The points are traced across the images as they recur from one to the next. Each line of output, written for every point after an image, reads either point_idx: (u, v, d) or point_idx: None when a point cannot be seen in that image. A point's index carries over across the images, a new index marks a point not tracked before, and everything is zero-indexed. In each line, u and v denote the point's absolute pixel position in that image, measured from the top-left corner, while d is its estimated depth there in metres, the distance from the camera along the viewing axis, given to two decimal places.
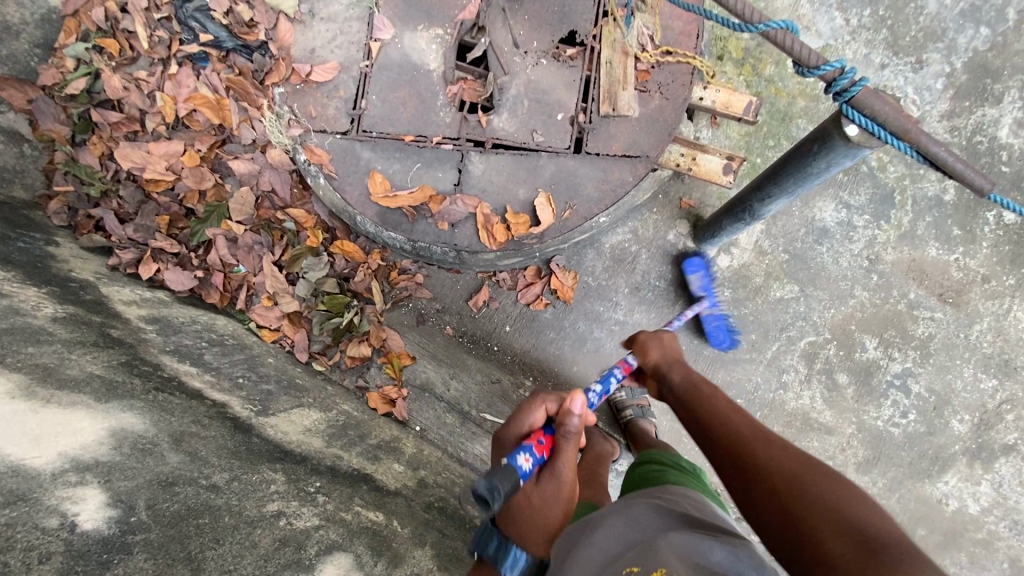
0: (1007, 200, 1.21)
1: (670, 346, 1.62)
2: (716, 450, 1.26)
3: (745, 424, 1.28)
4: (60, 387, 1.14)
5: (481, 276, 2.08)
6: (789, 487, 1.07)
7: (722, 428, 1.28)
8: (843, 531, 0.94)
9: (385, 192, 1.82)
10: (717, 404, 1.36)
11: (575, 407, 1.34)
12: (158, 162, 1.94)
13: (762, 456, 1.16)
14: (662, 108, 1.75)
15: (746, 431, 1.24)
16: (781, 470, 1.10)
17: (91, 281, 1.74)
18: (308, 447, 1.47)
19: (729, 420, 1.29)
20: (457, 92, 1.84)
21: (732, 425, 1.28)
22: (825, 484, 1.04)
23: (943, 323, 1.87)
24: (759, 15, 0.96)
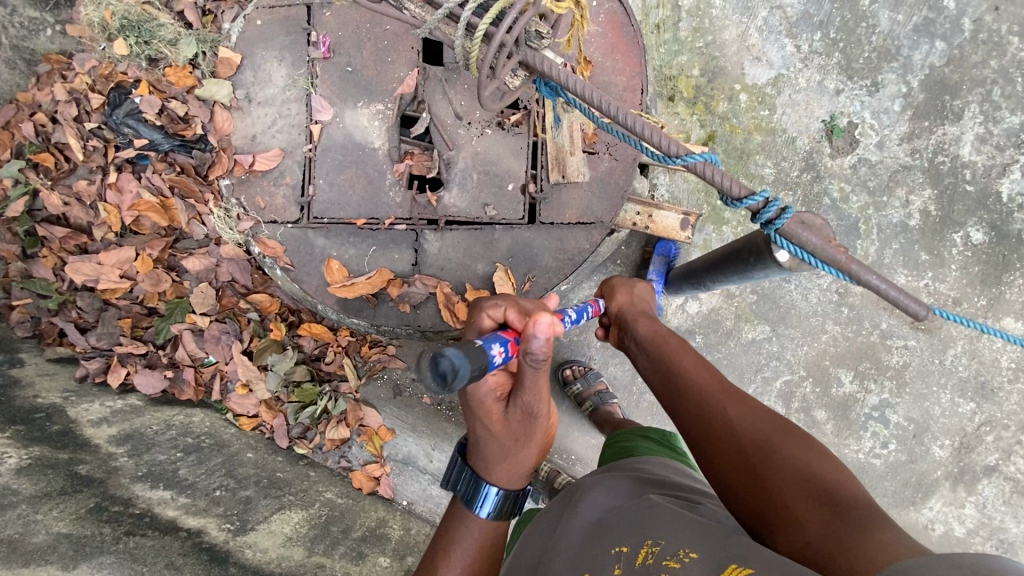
0: (966, 320, 1.14)
1: (639, 300, 1.56)
2: (681, 404, 1.21)
3: (710, 376, 1.24)
4: (24, 564, 1.14)
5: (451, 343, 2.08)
6: (760, 453, 1.03)
7: (691, 383, 1.23)
8: (814, 493, 0.92)
9: (342, 280, 1.79)
10: (682, 354, 1.32)
11: (541, 329, 0.95)
12: (111, 270, 1.91)
13: (735, 418, 1.11)
14: (613, 170, 1.73)
15: (713, 386, 1.20)
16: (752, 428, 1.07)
17: (58, 404, 1.73)
18: (289, 563, 1.48)
19: (698, 374, 1.25)
20: (404, 170, 1.78)
21: (693, 377, 1.24)
22: (792, 446, 1.03)
23: (916, 351, 1.87)
24: (678, 146, 1.01)
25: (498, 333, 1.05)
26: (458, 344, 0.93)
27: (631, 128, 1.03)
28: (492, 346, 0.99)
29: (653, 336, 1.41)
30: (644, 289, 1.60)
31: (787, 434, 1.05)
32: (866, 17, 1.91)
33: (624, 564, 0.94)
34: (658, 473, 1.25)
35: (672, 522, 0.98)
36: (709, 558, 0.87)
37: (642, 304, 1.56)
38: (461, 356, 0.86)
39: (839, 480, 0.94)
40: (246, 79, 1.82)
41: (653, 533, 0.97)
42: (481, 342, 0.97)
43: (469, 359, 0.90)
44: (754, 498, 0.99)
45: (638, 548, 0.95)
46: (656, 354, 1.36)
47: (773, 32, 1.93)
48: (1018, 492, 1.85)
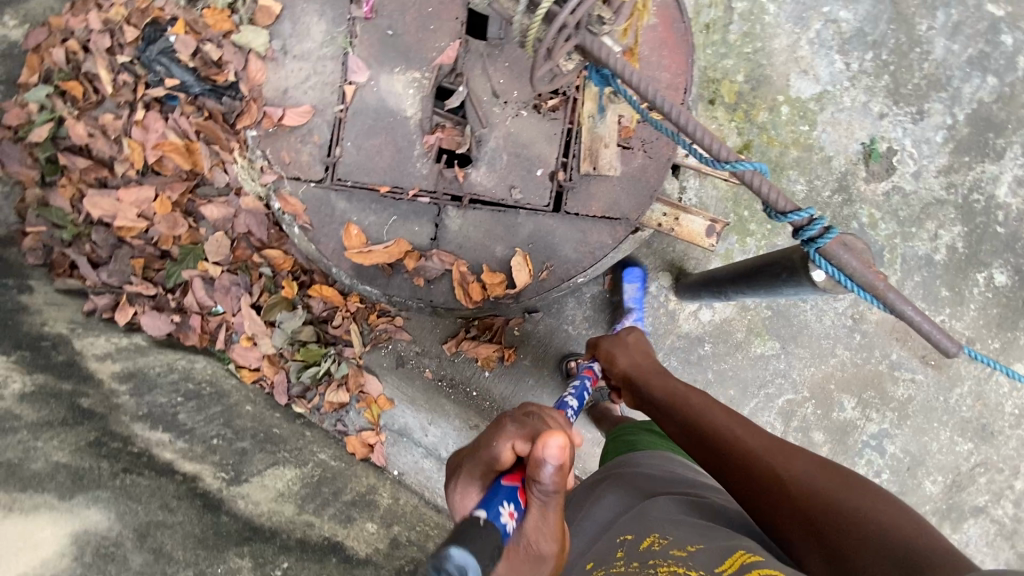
0: (990, 360, 1.14)
1: (635, 351, 1.65)
2: (718, 465, 1.20)
3: (742, 432, 1.22)
4: (23, 488, 1.15)
5: (459, 322, 2.07)
6: (818, 502, 0.97)
7: (728, 441, 1.21)
8: (882, 549, 0.84)
9: (360, 246, 1.78)
10: (714, 414, 1.31)
11: (552, 451, 0.91)
12: (129, 209, 1.90)
13: (778, 472, 1.07)
14: (645, 167, 1.69)
15: (754, 444, 1.18)
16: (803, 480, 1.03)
17: (65, 335, 1.74)
18: (279, 518, 1.49)
19: (732, 430, 1.24)
20: (434, 143, 1.76)
21: (735, 436, 1.22)
22: (845, 493, 0.97)
23: (922, 386, 1.87)
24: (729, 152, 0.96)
25: (503, 486, 0.97)
26: (460, 530, 0.83)
27: (682, 127, 0.99)
28: (501, 510, 0.92)
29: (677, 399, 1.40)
30: (635, 341, 1.69)
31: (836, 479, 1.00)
32: (921, 43, 1.88)
33: (628, 549, 1.02)
34: (662, 467, 1.28)
35: (677, 518, 1.05)
36: (712, 546, 0.92)
37: (643, 358, 1.63)
38: (468, 554, 0.76)
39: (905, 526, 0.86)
40: (283, 30, 1.78)
41: (657, 526, 1.04)
42: (485, 513, 0.89)
43: (480, 548, 0.80)
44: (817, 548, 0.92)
45: (643, 537, 1.02)
46: (683, 413, 1.35)
47: (824, 47, 1.90)
48: (1002, 535, 1.86)
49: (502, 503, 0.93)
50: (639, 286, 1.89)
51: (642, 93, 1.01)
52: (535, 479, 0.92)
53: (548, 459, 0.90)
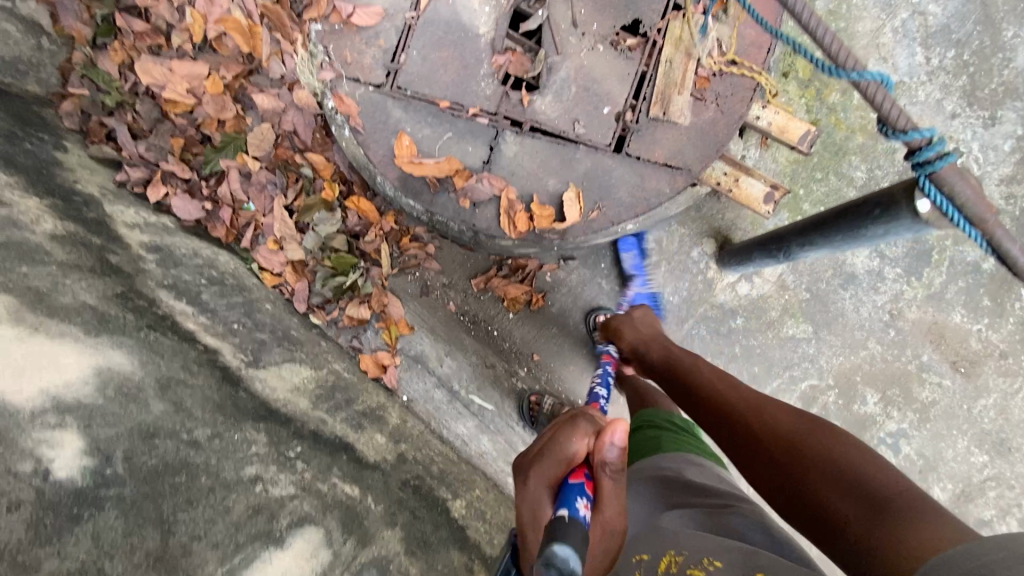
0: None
1: (643, 327, 1.71)
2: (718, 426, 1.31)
3: (734, 393, 1.33)
4: (50, 315, 1.10)
5: (493, 258, 2.02)
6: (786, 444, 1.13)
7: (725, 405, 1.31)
8: (846, 486, 0.98)
9: (411, 157, 1.73)
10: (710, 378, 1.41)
11: (618, 436, 0.98)
12: (179, 82, 1.87)
13: (755, 424, 1.22)
14: (715, 122, 1.65)
15: (737, 398, 1.31)
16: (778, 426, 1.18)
17: (96, 197, 1.68)
18: (294, 407, 1.46)
19: (726, 393, 1.34)
20: (503, 64, 1.71)
21: (717, 389, 1.37)
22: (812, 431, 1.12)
23: (948, 391, 1.85)
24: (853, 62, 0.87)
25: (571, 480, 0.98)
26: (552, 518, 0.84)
27: (809, 31, 0.89)
28: (579, 501, 0.93)
29: (675, 361, 1.54)
30: (647, 316, 1.77)
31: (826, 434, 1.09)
32: (1005, 49, 1.85)
33: (646, 568, 0.99)
34: (680, 474, 1.26)
35: (694, 533, 1.03)
36: (732, 567, 0.90)
37: (650, 332, 1.70)
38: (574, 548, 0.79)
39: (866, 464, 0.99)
40: None
41: (672, 543, 1.01)
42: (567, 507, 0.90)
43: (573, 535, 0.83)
44: (790, 490, 1.06)
45: (659, 556, 0.99)
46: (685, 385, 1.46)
47: (907, 37, 1.86)
48: None
49: (580, 496, 0.94)
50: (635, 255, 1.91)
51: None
52: (600, 459, 0.98)
53: (612, 443, 0.98)
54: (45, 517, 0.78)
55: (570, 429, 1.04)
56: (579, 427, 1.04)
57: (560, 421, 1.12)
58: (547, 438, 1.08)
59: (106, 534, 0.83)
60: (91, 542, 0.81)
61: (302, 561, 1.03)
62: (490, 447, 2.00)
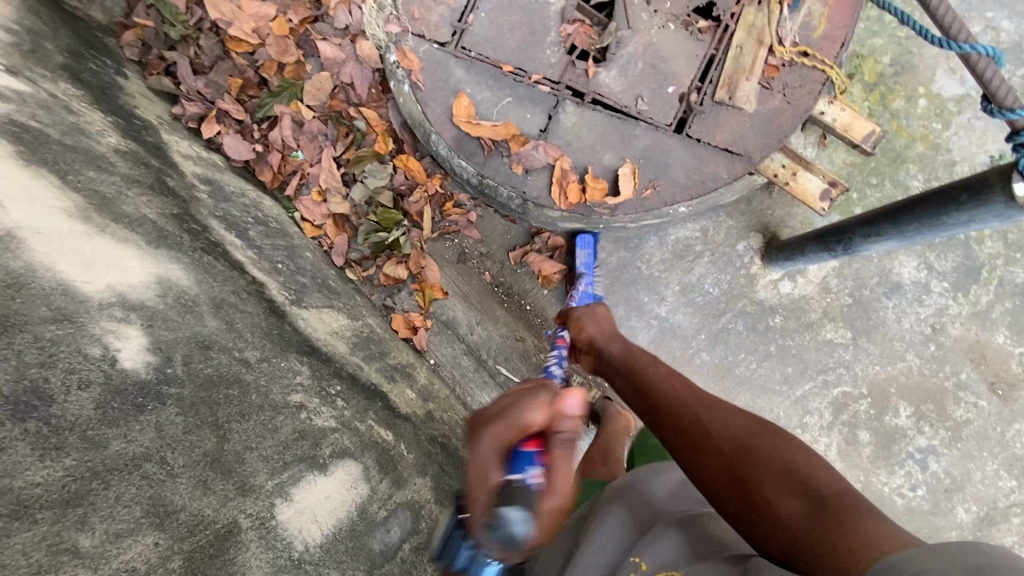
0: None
1: (606, 325, 1.53)
2: (662, 427, 1.11)
3: (677, 381, 1.21)
4: (115, 220, 1.10)
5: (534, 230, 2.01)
6: (734, 442, 0.99)
7: (665, 397, 1.16)
8: (793, 485, 0.88)
9: (469, 118, 1.71)
10: (662, 377, 1.24)
11: (572, 405, 0.94)
12: (246, 21, 1.88)
13: (713, 434, 1.02)
14: (780, 112, 1.64)
15: (685, 393, 1.16)
16: (724, 424, 1.03)
17: (153, 124, 1.69)
18: (333, 349, 1.45)
19: (678, 392, 1.16)
20: (571, 34, 1.68)
21: (673, 391, 1.18)
22: (763, 434, 0.99)
23: (984, 412, 1.82)
24: (967, 36, 0.91)
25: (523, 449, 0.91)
26: None
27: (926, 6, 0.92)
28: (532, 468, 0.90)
29: (636, 356, 1.36)
30: (608, 317, 1.58)
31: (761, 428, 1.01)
32: None
33: None
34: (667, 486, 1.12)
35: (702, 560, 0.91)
36: None
37: (613, 331, 1.51)
38: None
39: (783, 445, 0.96)
40: None
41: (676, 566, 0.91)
42: None
43: None
44: (732, 494, 0.92)
45: None
46: (631, 375, 1.30)
47: None
48: None
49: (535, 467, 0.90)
50: (589, 252, 1.89)
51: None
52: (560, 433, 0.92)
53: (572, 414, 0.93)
54: (114, 401, 0.77)
55: (532, 397, 0.94)
56: (542, 395, 0.95)
57: (513, 389, 1.01)
58: (497, 406, 0.97)
59: (168, 427, 0.81)
60: (155, 432, 0.79)
61: (343, 489, 1.03)
62: None
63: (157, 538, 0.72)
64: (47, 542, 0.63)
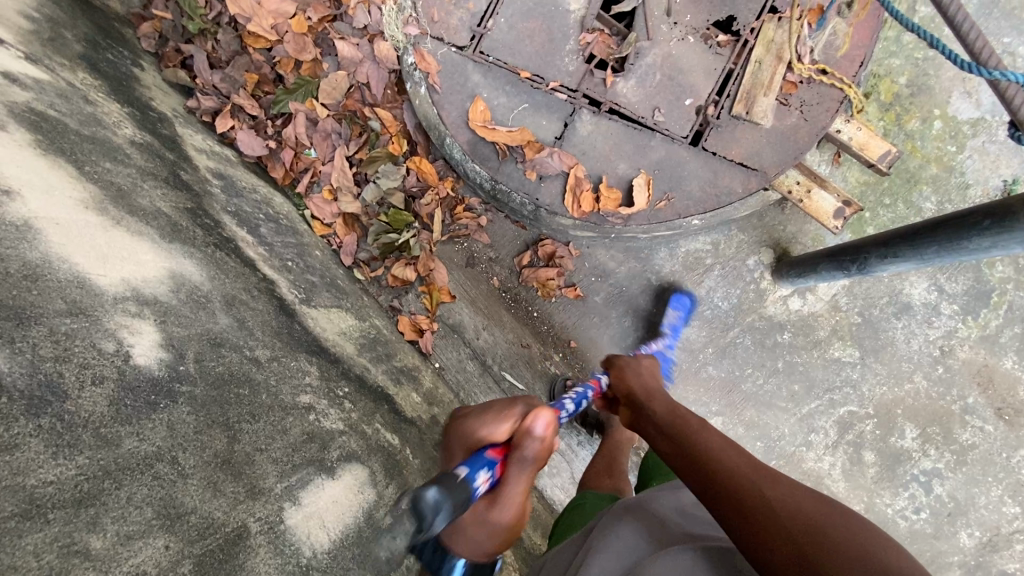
0: None
1: (649, 378, 1.32)
2: (714, 499, 0.85)
3: (732, 444, 0.95)
4: (130, 212, 1.09)
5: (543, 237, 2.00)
6: (806, 530, 0.73)
7: (714, 459, 0.91)
8: None
9: (484, 122, 1.70)
10: (714, 437, 0.98)
11: (539, 425, 1.09)
12: (265, 18, 1.88)
13: (775, 509, 0.78)
14: (797, 128, 1.64)
15: (742, 459, 0.90)
16: (791, 504, 0.78)
17: (168, 117, 1.69)
18: (341, 349, 1.44)
19: (730, 454, 0.92)
20: (590, 42, 1.67)
21: (724, 453, 0.92)
22: (843, 525, 0.73)
23: (989, 437, 1.81)
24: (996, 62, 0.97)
25: (484, 453, 1.04)
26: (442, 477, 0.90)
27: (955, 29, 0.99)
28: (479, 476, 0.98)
29: (677, 411, 1.12)
30: (654, 369, 1.37)
31: (834, 510, 0.76)
32: None
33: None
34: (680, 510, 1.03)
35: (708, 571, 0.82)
36: None
37: (656, 385, 1.29)
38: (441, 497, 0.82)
39: (872, 544, 0.70)
40: None
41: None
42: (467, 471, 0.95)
43: (454, 492, 0.87)
44: None
45: None
46: (672, 430, 1.05)
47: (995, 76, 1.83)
48: None
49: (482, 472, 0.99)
50: (682, 313, 1.86)
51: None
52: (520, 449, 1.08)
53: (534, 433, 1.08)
54: (126, 398, 0.76)
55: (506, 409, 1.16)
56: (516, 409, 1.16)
57: (499, 403, 1.23)
58: (479, 412, 1.21)
59: (180, 426, 0.80)
60: (167, 431, 0.78)
61: (350, 494, 1.02)
62: None
63: (167, 540, 0.71)
64: (57, 544, 0.61)
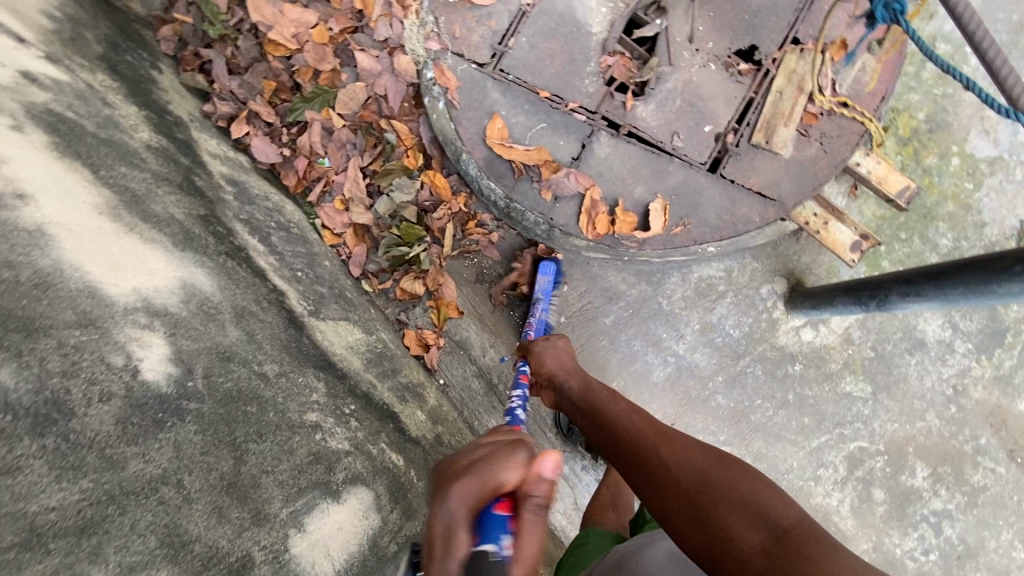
0: None
1: (566, 357, 1.44)
2: (628, 467, 1.05)
3: (639, 416, 1.15)
4: (143, 219, 1.07)
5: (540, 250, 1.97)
6: (694, 478, 0.94)
7: (622, 431, 1.11)
8: (751, 516, 0.85)
9: (501, 140, 1.70)
10: (607, 398, 1.25)
11: (549, 466, 0.74)
12: (287, 26, 1.89)
13: (670, 465, 0.98)
14: (816, 159, 1.64)
15: (644, 427, 1.10)
16: (685, 460, 0.98)
17: (184, 121, 1.68)
18: (348, 364, 1.42)
19: (633, 421, 1.13)
20: (611, 65, 1.67)
21: (629, 423, 1.13)
22: (722, 469, 0.95)
23: (1001, 479, 1.78)
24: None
25: None
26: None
27: (993, 71, 1.01)
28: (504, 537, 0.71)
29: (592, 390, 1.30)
30: (570, 348, 1.47)
31: (710, 454, 0.99)
32: None
33: None
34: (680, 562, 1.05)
35: None
36: None
37: (572, 363, 1.42)
38: None
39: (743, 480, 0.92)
40: None
41: None
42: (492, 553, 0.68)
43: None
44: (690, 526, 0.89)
45: None
46: (586, 404, 1.27)
47: None
48: None
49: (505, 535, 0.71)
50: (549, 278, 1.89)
51: (960, 19, 1.01)
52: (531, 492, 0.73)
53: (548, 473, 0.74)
54: (134, 416, 0.73)
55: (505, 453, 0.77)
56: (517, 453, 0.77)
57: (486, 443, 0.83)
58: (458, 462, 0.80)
59: (186, 447, 0.78)
60: (173, 452, 0.75)
61: (355, 520, 0.99)
62: None
63: (170, 572, 0.67)
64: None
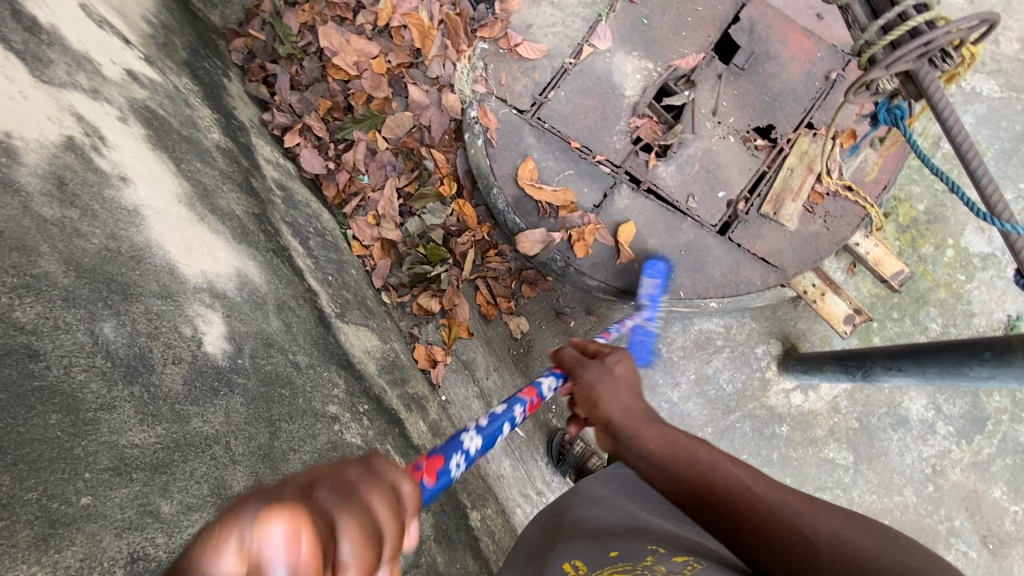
0: None
1: (625, 394, 1.14)
2: (735, 530, 0.82)
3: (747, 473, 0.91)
4: (211, 211, 1.20)
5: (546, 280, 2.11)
6: (833, 540, 0.72)
7: (728, 491, 0.87)
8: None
9: (531, 180, 1.83)
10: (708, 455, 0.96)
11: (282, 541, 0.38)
12: (350, 54, 2.07)
13: (800, 525, 0.77)
14: (819, 235, 1.77)
15: (763, 488, 0.87)
16: (819, 523, 0.76)
17: (246, 125, 1.84)
18: (365, 367, 1.52)
19: (737, 475, 0.90)
20: (639, 126, 1.82)
21: (735, 479, 0.89)
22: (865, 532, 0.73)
23: (973, 563, 1.83)
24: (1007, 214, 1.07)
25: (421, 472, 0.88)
26: None
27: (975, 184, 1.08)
28: None
29: (677, 446, 1.00)
30: (626, 380, 1.17)
31: (852, 519, 0.76)
32: None
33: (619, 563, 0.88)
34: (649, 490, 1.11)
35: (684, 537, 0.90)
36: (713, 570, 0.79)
37: (637, 406, 1.12)
38: None
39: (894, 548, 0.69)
40: None
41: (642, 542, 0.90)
42: None
43: None
44: None
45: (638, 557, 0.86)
46: (671, 465, 0.97)
47: None
48: None
49: None
50: (659, 282, 1.74)
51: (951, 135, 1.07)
52: None
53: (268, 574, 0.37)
54: (196, 380, 0.83)
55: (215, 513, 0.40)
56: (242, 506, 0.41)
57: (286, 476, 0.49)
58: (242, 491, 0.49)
59: (234, 414, 0.88)
60: (224, 416, 0.85)
61: None
62: (509, 472, 1.94)
63: None
64: (136, 501, 0.68)
